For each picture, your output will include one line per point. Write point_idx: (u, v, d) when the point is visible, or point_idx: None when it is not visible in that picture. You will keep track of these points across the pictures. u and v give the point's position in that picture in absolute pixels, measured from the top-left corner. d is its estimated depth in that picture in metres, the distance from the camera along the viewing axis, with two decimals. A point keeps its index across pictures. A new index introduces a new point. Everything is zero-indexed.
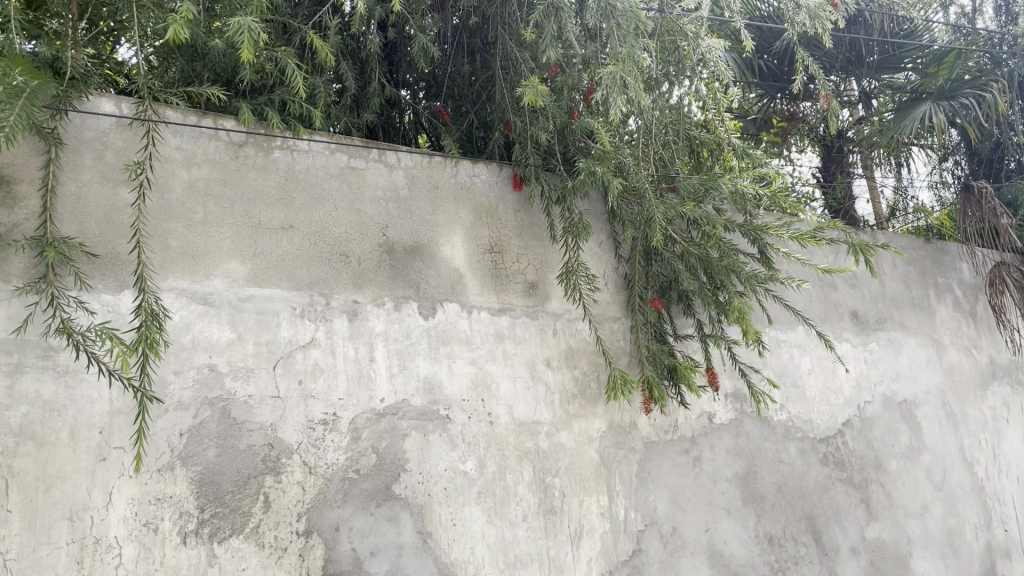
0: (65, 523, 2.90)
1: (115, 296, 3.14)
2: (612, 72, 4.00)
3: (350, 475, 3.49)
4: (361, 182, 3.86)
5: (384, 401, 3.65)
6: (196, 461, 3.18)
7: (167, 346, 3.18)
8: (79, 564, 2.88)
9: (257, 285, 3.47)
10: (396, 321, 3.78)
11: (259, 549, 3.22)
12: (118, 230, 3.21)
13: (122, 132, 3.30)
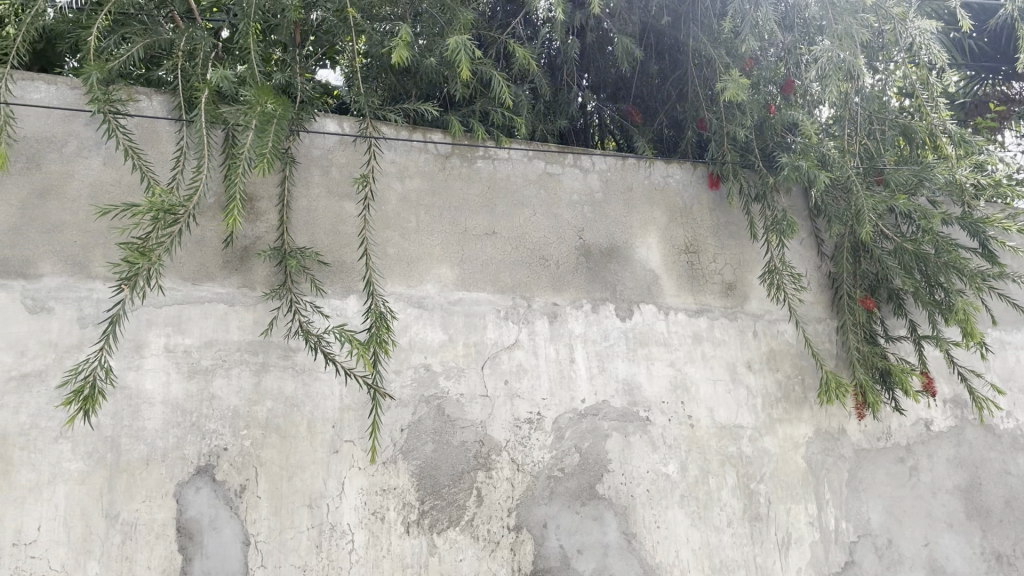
0: (305, 510, 3.11)
1: (342, 301, 3.38)
2: (830, 49, 3.88)
3: (556, 473, 3.57)
4: (558, 187, 3.94)
5: (585, 401, 3.70)
6: (416, 454, 3.36)
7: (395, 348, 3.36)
8: (318, 547, 3.10)
9: (466, 289, 3.63)
10: (594, 323, 3.83)
11: (475, 541, 3.36)
12: (344, 239, 3.45)
13: (344, 149, 3.54)
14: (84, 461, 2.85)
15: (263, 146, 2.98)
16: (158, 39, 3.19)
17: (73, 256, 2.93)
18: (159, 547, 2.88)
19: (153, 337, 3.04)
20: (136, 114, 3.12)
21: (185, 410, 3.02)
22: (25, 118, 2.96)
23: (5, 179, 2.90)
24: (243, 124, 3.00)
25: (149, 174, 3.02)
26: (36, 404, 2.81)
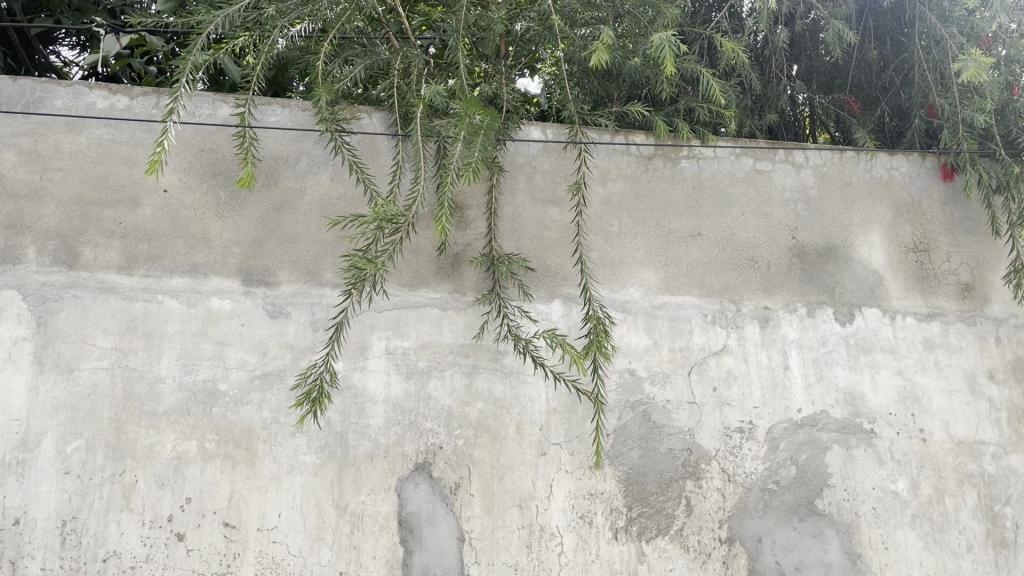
0: (516, 510, 3.13)
1: (547, 305, 3.38)
2: None
3: (770, 486, 3.39)
4: (768, 184, 3.76)
5: (801, 411, 3.49)
6: (623, 460, 3.30)
7: (615, 351, 3.28)
8: (529, 547, 3.11)
9: (670, 293, 3.55)
10: (811, 328, 3.61)
11: (685, 551, 3.26)
12: (549, 244, 3.45)
13: (547, 155, 3.55)
14: (317, 454, 3.00)
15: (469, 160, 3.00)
16: (376, 59, 3.36)
17: (306, 265, 3.15)
18: (383, 538, 2.98)
19: (375, 339, 3.20)
20: (359, 131, 3.34)
21: (404, 409, 3.14)
22: (265, 139, 3.23)
23: (248, 195, 3.15)
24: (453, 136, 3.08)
25: (372, 188, 3.15)
26: (276, 401, 2.99)
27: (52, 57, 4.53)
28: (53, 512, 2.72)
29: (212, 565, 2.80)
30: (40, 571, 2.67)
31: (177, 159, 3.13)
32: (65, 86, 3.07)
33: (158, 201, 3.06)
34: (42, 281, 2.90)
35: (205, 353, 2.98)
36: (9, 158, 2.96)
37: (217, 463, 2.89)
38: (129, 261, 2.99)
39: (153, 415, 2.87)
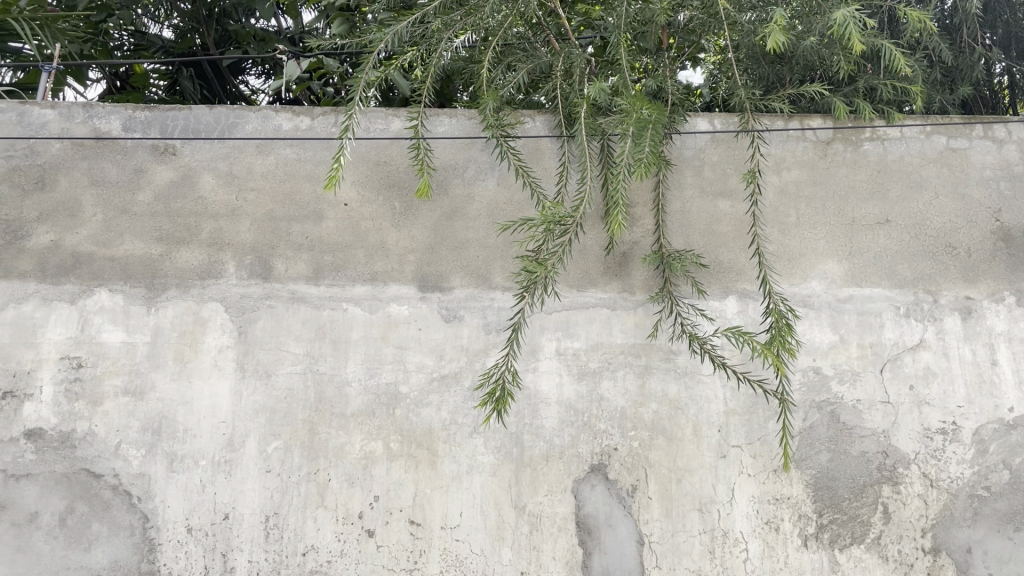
0: (697, 514, 3.04)
1: (721, 302, 3.26)
2: None
3: (980, 492, 3.10)
4: (964, 163, 3.44)
5: (1014, 410, 3.17)
6: (811, 463, 3.12)
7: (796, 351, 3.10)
8: (712, 553, 3.01)
9: (857, 285, 3.31)
10: (1021, 319, 3.27)
11: (884, 562, 3.04)
12: (721, 238, 3.33)
13: (716, 147, 3.42)
14: (495, 454, 3.03)
15: (641, 152, 2.93)
16: (538, 62, 3.37)
17: (477, 270, 3.21)
18: (562, 539, 2.98)
19: (546, 341, 3.17)
20: (523, 135, 3.36)
21: (578, 410, 3.10)
22: (436, 149, 3.33)
23: (421, 205, 3.26)
24: (621, 131, 2.99)
25: (540, 191, 3.18)
26: (454, 403, 3.06)
27: (242, 86, 4.93)
28: (258, 507, 2.91)
29: (400, 561, 2.91)
30: (248, 562, 2.87)
31: (355, 173, 3.28)
32: (254, 112, 3.29)
33: (340, 214, 3.22)
34: (241, 293, 3.10)
35: (387, 357, 3.09)
36: (209, 181, 3.20)
37: (402, 463, 2.99)
38: (316, 272, 3.15)
39: (343, 415, 3.01)
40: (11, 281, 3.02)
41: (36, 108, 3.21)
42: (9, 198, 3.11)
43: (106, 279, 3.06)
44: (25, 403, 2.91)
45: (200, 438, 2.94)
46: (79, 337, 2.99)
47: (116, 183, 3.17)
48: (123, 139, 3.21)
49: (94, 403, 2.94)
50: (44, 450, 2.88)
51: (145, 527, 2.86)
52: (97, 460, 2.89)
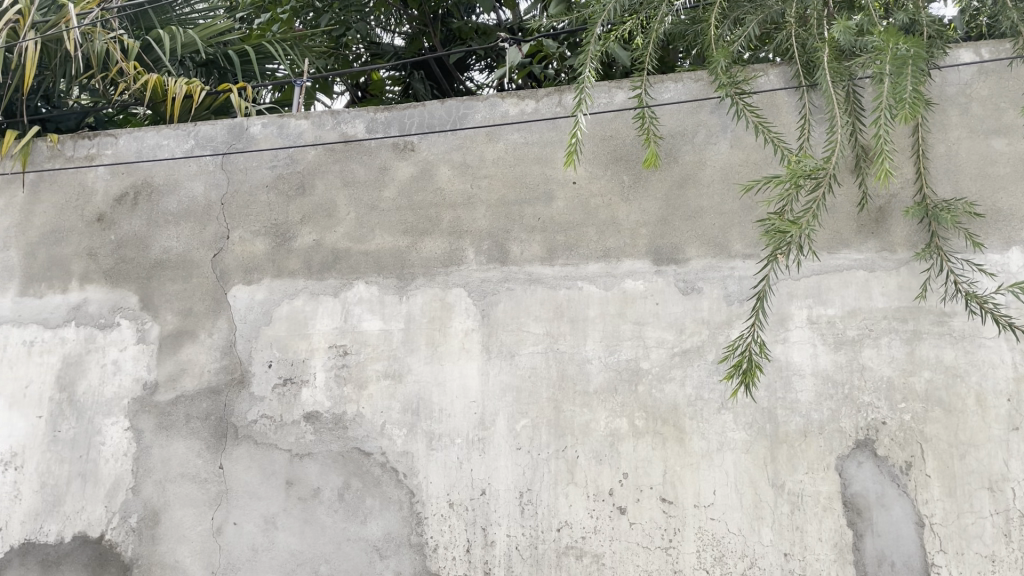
0: (987, 493, 2.71)
1: (1003, 254, 2.87)
2: None
3: None
4: None
5: None
6: None
7: None
8: (1008, 537, 2.67)
9: None
10: None
11: None
12: (998, 182, 2.92)
13: (985, 79, 3.01)
14: (747, 430, 2.89)
15: (904, 93, 2.67)
16: (770, 11, 3.13)
17: (714, 238, 3.07)
18: (828, 520, 2.78)
19: (796, 309, 2.96)
20: (758, 90, 3.14)
21: (836, 382, 2.88)
22: (663, 116, 3.22)
23: (651, 175, 3.17)
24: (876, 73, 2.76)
25: (782, 146, 2.98)
26: (699, 377, 2.96)
27: (468, 83, 5.08)
28: (512, 483, 2.99)
29: (655, 539, 2.87)
30: (507, 537, 2.96)
31: (584, 150, 3.25)
32: (482, 101, 3.38)
33: (570, 193, 3.22)
34: (482, 277, 3.20)
35: (626, 334, 3.04)
36: (445, 172, 3.34)
37: (649, 440, 2.94)
38: (550, 253, 3.17)
39: (586, 393, 3.01)
40: (283, 279, 3.34)
41: (293, 120, 3.52)
42: (276, 204, 3.44)
43: (362, 272, 3.29)
44: (303, 389, 3.22)
45: (454, 417, 3.09)
46: (343, 327, 3.25)
47: (365, 181, 3.39)
48: (368, 140, 3.43)
49: (360, 387, 3.17)
50: (322, 431, 3.16)
51: (412, 502, 3.05)
52: (366, 440, 3.12)
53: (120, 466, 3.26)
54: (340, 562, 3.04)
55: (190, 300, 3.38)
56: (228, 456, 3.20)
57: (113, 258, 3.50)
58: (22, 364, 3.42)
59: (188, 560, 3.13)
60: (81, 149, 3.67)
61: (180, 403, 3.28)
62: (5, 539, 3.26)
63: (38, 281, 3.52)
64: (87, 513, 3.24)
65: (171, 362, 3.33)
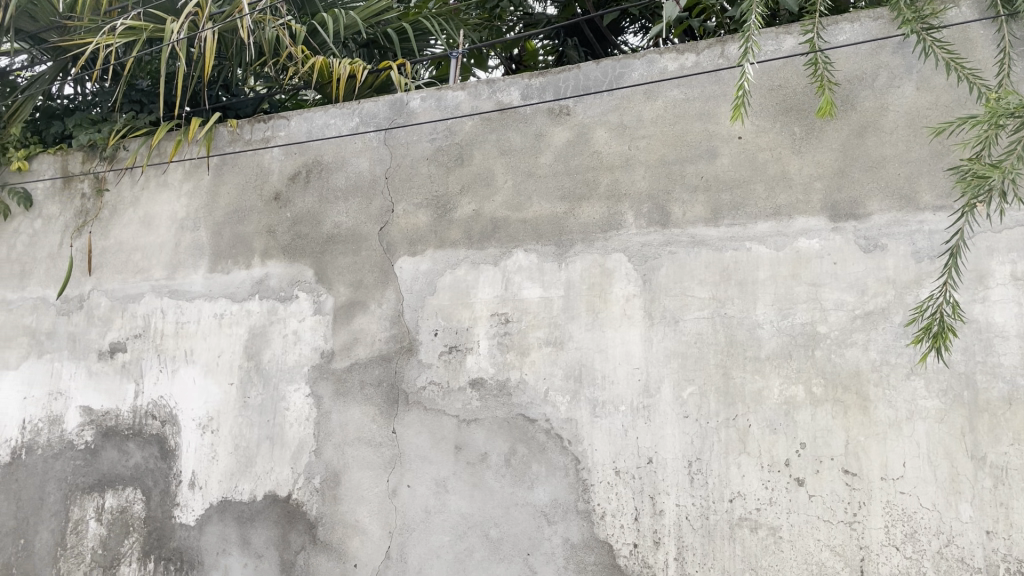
0: None
1: None
2: None
3: None
4: None
5: None
6: None
7: None
8: None
9: None
10: None
11: None
12: None
13: None
14: (940, 398, 2.65)
15: None
16: None
17: (899, 190, 2.82)
18: None
19: (997, 265, 2.67)
20: (948, 24, 2.83)
21: None
22: (838, 60, 2.98)
23: (824, 125, 2.95)
24: None
25: (978, 82, 2.70)
26: (883, 341, 2.74)
27: (622, 46, 4.95)
28: (680, 452, 2.91)
29: (837, 513, 2.70)
30: (676, 506, 2.89)
31: (750, 103, 3.08)
32: (639, 58, 3.26)
33: (735, 149, 3.05)
34: (643, 241, 3.11)
35: (801, 296, 2.86)
36: (603, 134, 3.26)
37: (828, 408, 2.76)
38: (715, 213, 3.03)
39: (758, 359, 2.87)
40: (446, 250, 3.40)
41: (450, 92, 3.56)
42: (436, 176, 3.50)
43: (521, 240, 3.29)
44: (468, 356, 3.27)
45: (618, 384, 3.03)
46: (504, 295, 3.26)
47: (521, 149, 3.38)
48: (523, 107, 3.41)
49: (523, 354, 3.19)
50: (487, 398, 3.21)
51: (578, 469, 3.04)
52: (530, 406, 3.14)
53: (303, 430, 3.46)
54: (509, 527, 3.09)
55: (359, 272, 3.52)
56: (400, 421, 3.32)
57: (289, 234, 3.70)
58: (214, 335, 3.70)
59: (366, 520, 3.29)
60: (257, 132, 3.90)
61: (355, 370, 3.43)
62: (206, 495, 3.55)
63: (225, 258, 3.79)
64: (276, 474, 3.47)
65: (345, 332, 3.49)
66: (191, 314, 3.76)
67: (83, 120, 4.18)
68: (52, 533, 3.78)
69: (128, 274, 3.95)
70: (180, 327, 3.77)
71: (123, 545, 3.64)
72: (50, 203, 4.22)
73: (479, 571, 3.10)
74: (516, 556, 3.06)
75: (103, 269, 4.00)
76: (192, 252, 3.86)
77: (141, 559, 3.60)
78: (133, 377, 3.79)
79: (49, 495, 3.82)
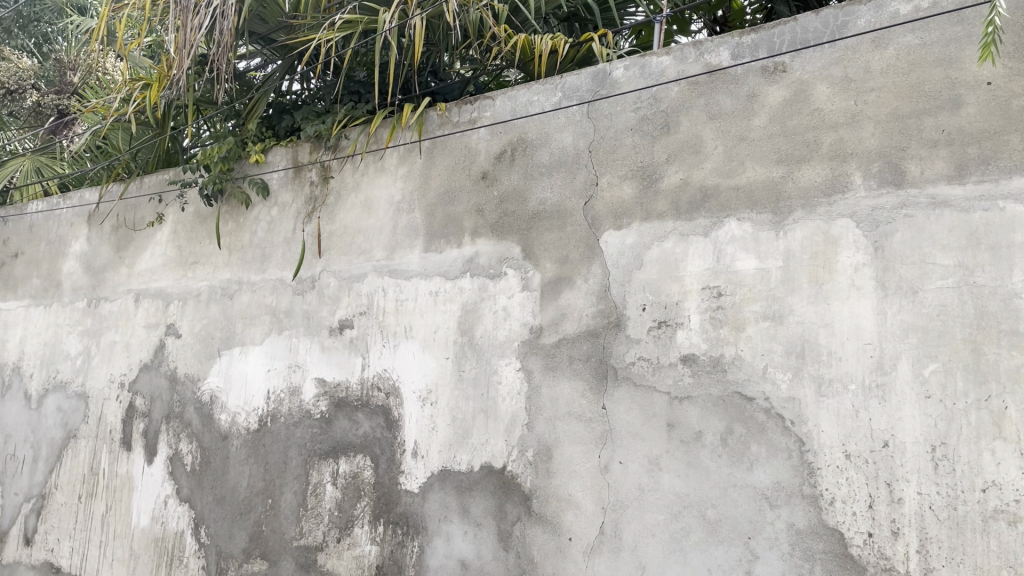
0: None
1: None
2: None
3: None
4: None
5: None
6: None
7: None
8: None
9: None
10: None
11: None
12: None
13: None
14: None
15: None
16: None
17: None
18: None
19: None
20: None
21: None
22: None
23: None
24: None
25: None
26: None
27: None
28: (921, 436, 2.65)
29: None
30: (917, 495, 2.63)
31: (1001, 45, 2.72)
32: (865, 4, 2.98)
33: (983, 96, 2.70)
34: (872, 205, 2.85)
35: None
36: (824, 91, 3.01)
37: None
38: (960, 170, 2.71)
39: (1015, 333, 2.54)
40: (653, 222, 3.31)
41: (654, 58, 3.44)
42: (642, 146, 3.41)
43: (733, 209, 3.13)
44: (678, 331, 3.18)
45: (847, 361, 2.81)
46: (716, 267, 3.12)
47: (732, 113, 3.21)
48: (733, 68, 3.23)
49: (738, 329, 3.04)
50: (701, 374, 3.10)
51: (802, 451, 2.86)
52: (747, 384, 2.99)
53: (515, 404, 3.53)
54: (728, 508, 2.97)
55: (566, 248, 3.52)
56: (610, 397, 3.29)
57: (497, 212, 3.77)
58: (430, 311, 3.86)
59: (580, 494, 3.30)
60: (465, 114, 3.99)
61: (563, 345, 3.44)
62: (428, 465, 3.73)
63: (438, 237, 3.93)
64: (491, 446, 3.57)
65: (553, 307, 3.50)
66: (409, 293, 3.95)
67: (309, 114, 4.50)
68: (295, 494, 4.15)
69: (352, 256, 4.21)
70: (399, 305, 3.97)
71: (356, 509, 3.91)
72: (284, 192, 4.60)
73: (696, 552, 3.01)
74: (736, 539, 2.94)
75: (331, 252, 4.31)
76: (408, 232, 4.04)
77: (371, 522, 3.85)
78: (360, 351, 4.06)
79: (291, 460, 4.20)
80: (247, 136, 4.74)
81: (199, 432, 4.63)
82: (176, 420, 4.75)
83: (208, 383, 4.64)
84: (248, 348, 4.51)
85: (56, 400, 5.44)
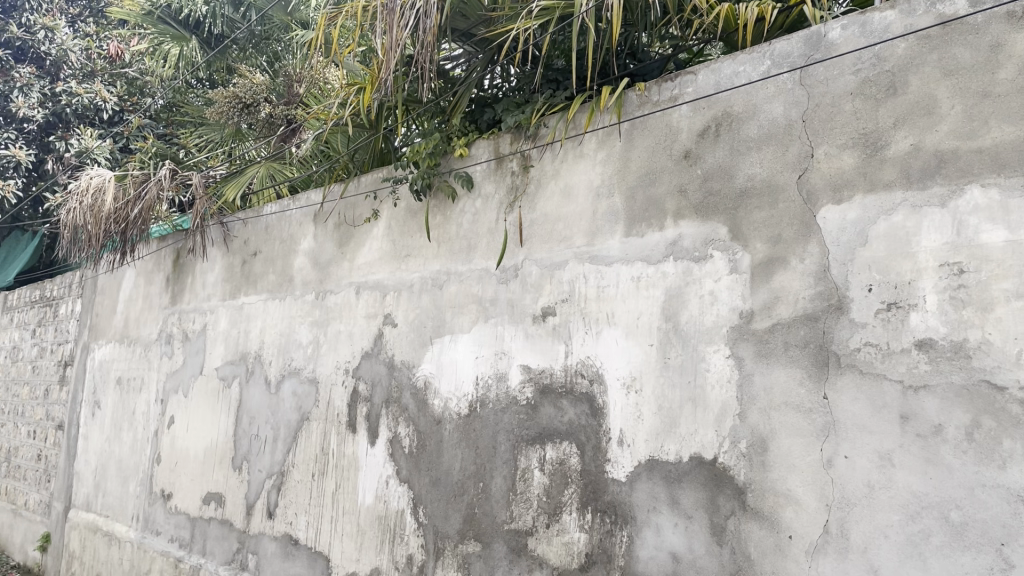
0: None
1: None
2: None
3: None
4: None
5: None
6: None
7: None
8: None
9: None
10: None
11: None
12: None
13: None
14: None
15: None
16: None
17: None
18: None
19: None
20: None
21: None
22: None
23: None
24: None
25: None
26: None
27: None
28: None
29: None
30: None
31: None
32: None
33: None
34: None
35: None
36: None
37: None
38: None
39: None
40: (879, 194, 3.02)
41: (877, 14, 3.14)
42: (864, 112, 3.12)
43: (976, 174, 2.78)
44: (912, 313, 2.88)
45: None
46: (956, 241, 2.79)
47: (972, 67, 2.85)
48: (972, 16, 2.87)
49: (985, 310, 2.71)
50: (939, 360, 2.80)
51: None
52: (997, 371, 2.66)
53: (726, 392, 3.38)
54: (975, 511, 2.65)
55: (778, 227, 3.30)
56: (832, 386, 3.05)
57: (701, 192, 3.61)
58: (633, 298, 3.78)
59: (800, 490, 3.09)
60: (665, 92, 3.87)
61: (778, 331, 3.24)
62: (635, 453, 3.67)
63: (639, 221, 3.84)
64: (701, 436, 3.43)
65: (766, 291, 3.30)
66: (611, 279, 3.90)
67: (510, 105, 4.60)
68: (505, 479, 4.25)
69: (554, 243, 4.23)
70: (601, 291, 3.93)
71: (564, 495, 3.93)
72: (487, 183, 4.71)
73: (938, 558, 2.71)
74: (986, 546, 2.62)
75: (533, 240, 4.35)
76: (609, 217, 3.99)
77: (580, 509, 3.85)
78: (563, 338, 4.07)
79: (500, 444, 4.30)
80: (452, 131, 4.90)
81: (415, 416, 4.87)
82: (394, 405, 5.03)
83: (422, 369, 4.87)
84: (457, 336, 4.67)
85: (291, 385, 5.97)
